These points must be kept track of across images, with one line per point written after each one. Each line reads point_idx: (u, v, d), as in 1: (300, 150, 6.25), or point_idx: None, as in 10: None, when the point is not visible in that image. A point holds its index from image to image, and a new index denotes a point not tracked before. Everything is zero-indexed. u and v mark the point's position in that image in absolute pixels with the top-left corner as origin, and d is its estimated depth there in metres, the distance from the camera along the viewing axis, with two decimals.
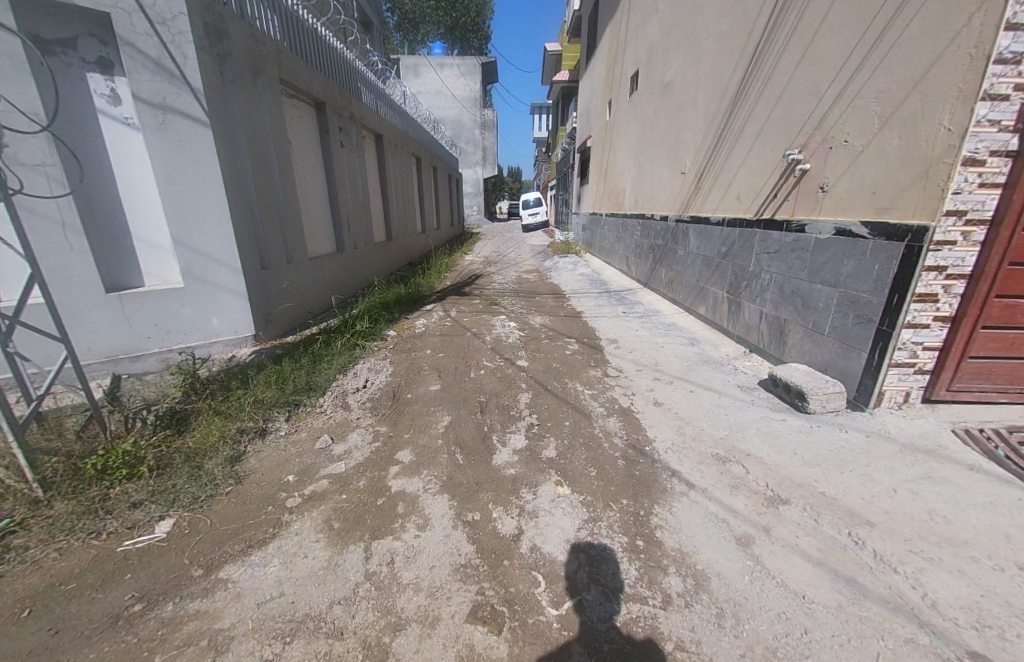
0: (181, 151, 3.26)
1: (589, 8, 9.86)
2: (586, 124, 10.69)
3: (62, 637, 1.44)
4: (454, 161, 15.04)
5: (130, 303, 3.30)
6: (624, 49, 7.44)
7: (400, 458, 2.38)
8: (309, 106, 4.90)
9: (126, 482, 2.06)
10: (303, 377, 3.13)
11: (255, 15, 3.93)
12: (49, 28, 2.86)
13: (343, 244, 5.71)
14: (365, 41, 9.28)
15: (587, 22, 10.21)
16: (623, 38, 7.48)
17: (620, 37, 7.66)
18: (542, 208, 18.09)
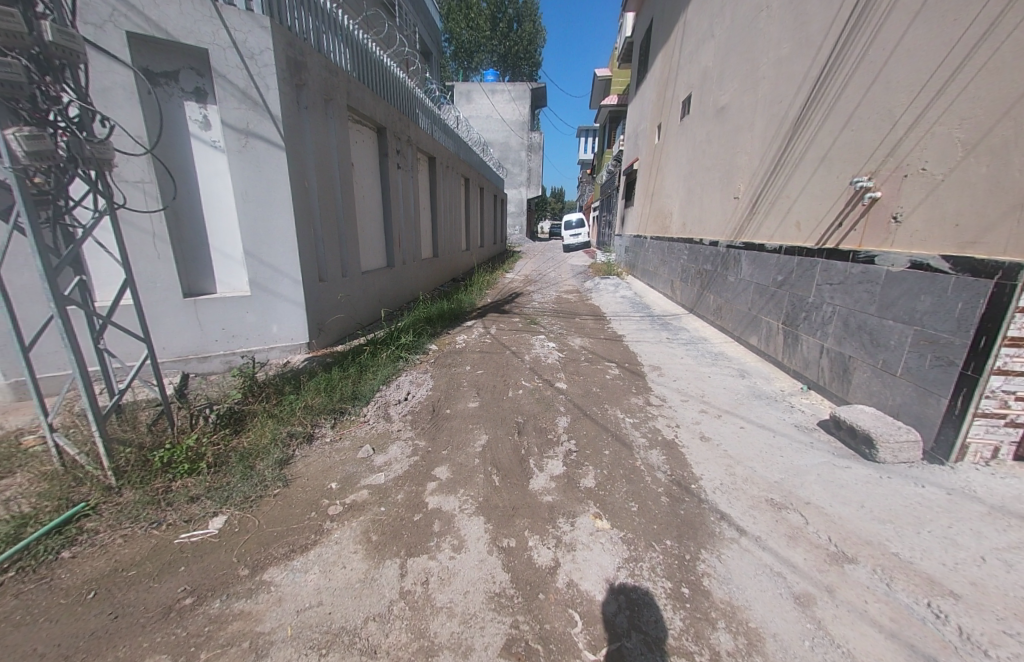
0: (258, 172, 3.57)
1: (641, 35, 9.97)
2: (632, 146, 10.69)
3: (120, 623, 1.53)
4: (500, 183, 15.47)
5: (203, 309, 3.59)
6: (676, 74, 7.44)
7: (437, 474, 2.39)
8: (371, 130, 5.24)
9: (187, 477, 2.21)
10: (349, 386, 3.26)
11: (331, 49, 4.30)
12: (157, 62, 3.21)
13: (394, 259, 5.98)
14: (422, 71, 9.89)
15: (638, 48, 10.33)
16: (675, 62, 7.47)
17: (672, 61, 7.67)
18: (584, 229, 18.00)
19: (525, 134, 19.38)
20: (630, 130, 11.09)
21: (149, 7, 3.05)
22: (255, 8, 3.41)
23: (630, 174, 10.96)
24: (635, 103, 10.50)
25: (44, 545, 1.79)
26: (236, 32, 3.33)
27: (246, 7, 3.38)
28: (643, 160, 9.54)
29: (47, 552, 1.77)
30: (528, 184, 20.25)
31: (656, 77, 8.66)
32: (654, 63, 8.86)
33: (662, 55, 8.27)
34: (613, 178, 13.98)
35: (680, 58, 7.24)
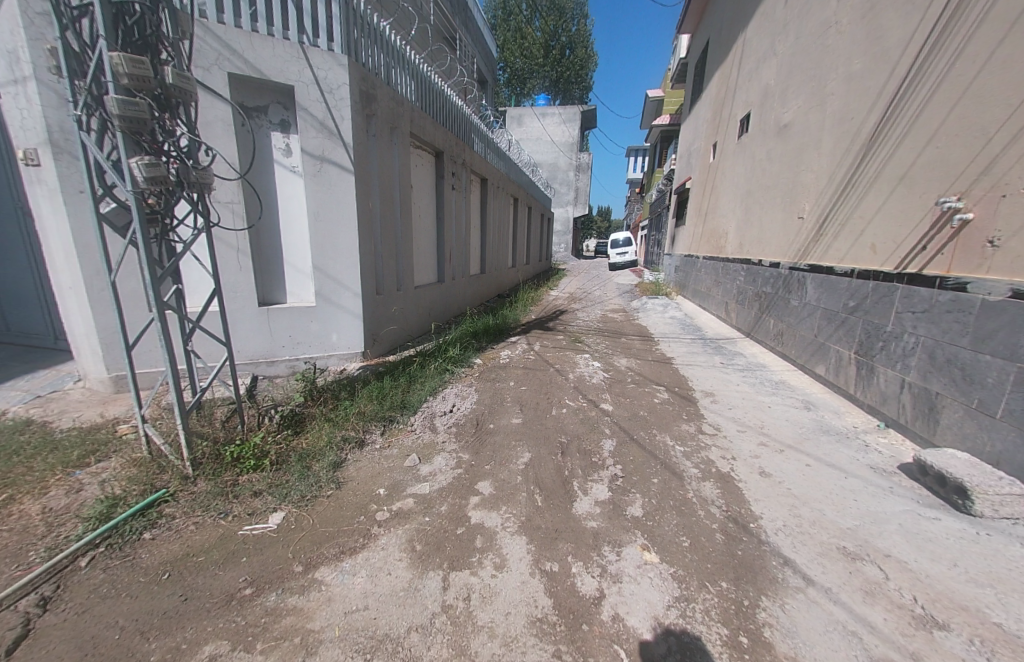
0: (329, 194, 3.88)
1: (696, 55, 9.86)
2: (685, 165, 10.47)
3: (189, 605, 1.64)
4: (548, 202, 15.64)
5: (274, 317, 3.89)
6: (734, 93, 7.25)
7: (480, 489, 2.40)
8: (430, 154, 5.53)
9: (252, 472, 2.38)
10: (399, 395, 3.38)
11: (398, 81, 4.63)
12: (252, 98, 3.58)
13: (445, 275, 6.19)
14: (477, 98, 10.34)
15: (693, 68, 10.20)
16: (733, 81, 7.29)
17: (729, 80, 7.49)
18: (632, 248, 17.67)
19: (575, 154, 19.57)
20: (682, 149, 10.89)
21: (248, 51, 3.42)
22: (335, 48, 3.75)
23: (682, 193, 10.71)
24: (689, 122, 10.33)
25: (130, 525, 1.97)
26: (318, 70, 3.68)
27: (327, 47, 3.72)
28: (696, 179, 9.31)
29: (132, 532, 1.95)
30: (575, 203, 20.37)
31: (711, 96, 8.50)
32: (710, 82, 8.71)
33: (718, 74, 8.11)
34: (664, 197, 13.71)
35: (738, 77, 7.05)
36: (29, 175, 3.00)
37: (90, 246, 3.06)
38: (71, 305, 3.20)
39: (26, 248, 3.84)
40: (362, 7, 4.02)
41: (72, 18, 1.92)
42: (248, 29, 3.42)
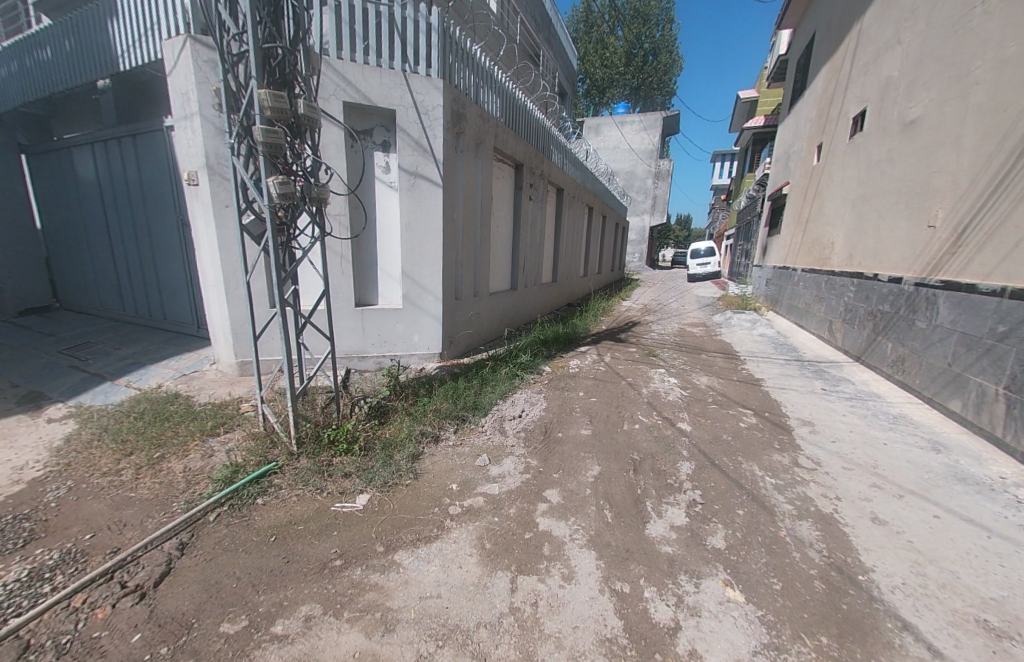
0: (420, 206, 4.18)
1: (798, 51, 9.05)
2: (781, 169, 9.61)
3: (290, 567, 1.84)
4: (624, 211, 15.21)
5: (367, 316, 4.25)
6: (844, 89, 6.51)
7: (548, 496, 2.39)
8: (511, 166, 5.71)
9: (344, 455, 2.62)
10: (472, 396, 3.51)
11: (485, 99, 4.86)
12: (361, 122, 3.97)
13: (518, 282, 6.31)
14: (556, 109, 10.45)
15: (793, 66, 9.38)
16: (844, 76, 6.56)
17: (838, 76, 6.76)
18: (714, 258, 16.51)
19: (653, 161, 18.83)
20: (778, 153, 10.01)
21: (360, 82, 3.80)
22: (433, 73, 4.05)
23: (776, 200, 9.83)
24: (787, 124, 9.49)
25: (247, 490, 2.27)
26: (416, 94, 4.00)
27: (426, 73, 4.03)
28: (794, 185, 8.47)
29: (248, 496, 2.24)
30: (653, 212, 19.55)
31: (816, 94, 7.73)
32: (814, 79, 7.93)
33: (825, 70, 7.36)
34: (755, 204, 12.66)
35: (851, 72, 6.33)
36: (191, 193, 3.64)
37: (231, 251, 3.62)
38: (213, 300, 3.81)
39: (182, 253, 4.64)
40: (457, 33, 4.29)
41: (232, 63, 2.33)
42: (360, 61, 3.80)
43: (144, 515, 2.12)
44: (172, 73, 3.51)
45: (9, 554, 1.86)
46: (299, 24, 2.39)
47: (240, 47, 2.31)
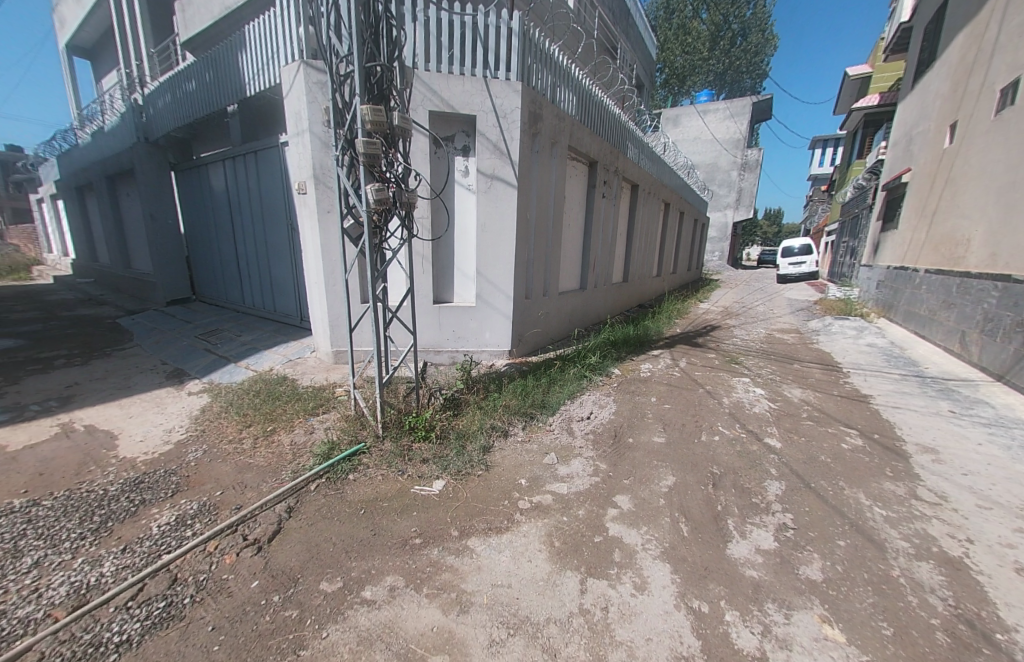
0: (495, 207, 4.30)
1: (925, 17, 7.81)
2: (899, 155, 8.37)
3: (376, 539, 2.02)
4: (704, 207, 14.22)
5: (443, 313, 4.47)
6: (989, 57, 5.49)
7: (618, 502, 2.34)
8: (584, 164, 5.63)
9: (422, 441, 2.80)
10: (540, 394, 3.54)
11: (561, 98, 4.85)
12: (443, 129, 4.17)
13: (588, 282, 6.20)
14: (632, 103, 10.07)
15: (917, 34, 8.12)
16: (989, 41, 5.53)
17: (981, 42, 5.71)
18: (810, 256, 14.72)
19: (740, 151, 17.35)
20: (896, 136, 8.72)
21: (444, 91, 4.00)
22: (511, 76, 4.12)
23: (891, 190, 8.58)
24: (908, 102, 8.24)
25: (341, 466, 2.53)
26: (496, 98, 4.10)
27: (505, 77, 4.12)
28: (917, 172, 7.32)
29: (341, 472, 2.49)
30: (737, 206, 17.99)
31: (948, 65, 6.61)
32: (946, 48, 6.79)
33: (962, 36, 6.27)
34: (864, 195, 11.14)
35: (999, 36, 5.32)
36: (299, 201, 4.10)
37: (332, 252, 4.03)
38: (314, 295, 4.26)
39: (289, 253, 5.25)
40: (537, 35, 4.33)
41: (340, 84, 2.59)
42: (445, 71, 3.99)
43: (260, 480, 2.44)
44: (288, 96, 3.98)
45: (163, 501, 2.25)
46: (396, 43, 2.59)
47: (347, 69, 2.57)
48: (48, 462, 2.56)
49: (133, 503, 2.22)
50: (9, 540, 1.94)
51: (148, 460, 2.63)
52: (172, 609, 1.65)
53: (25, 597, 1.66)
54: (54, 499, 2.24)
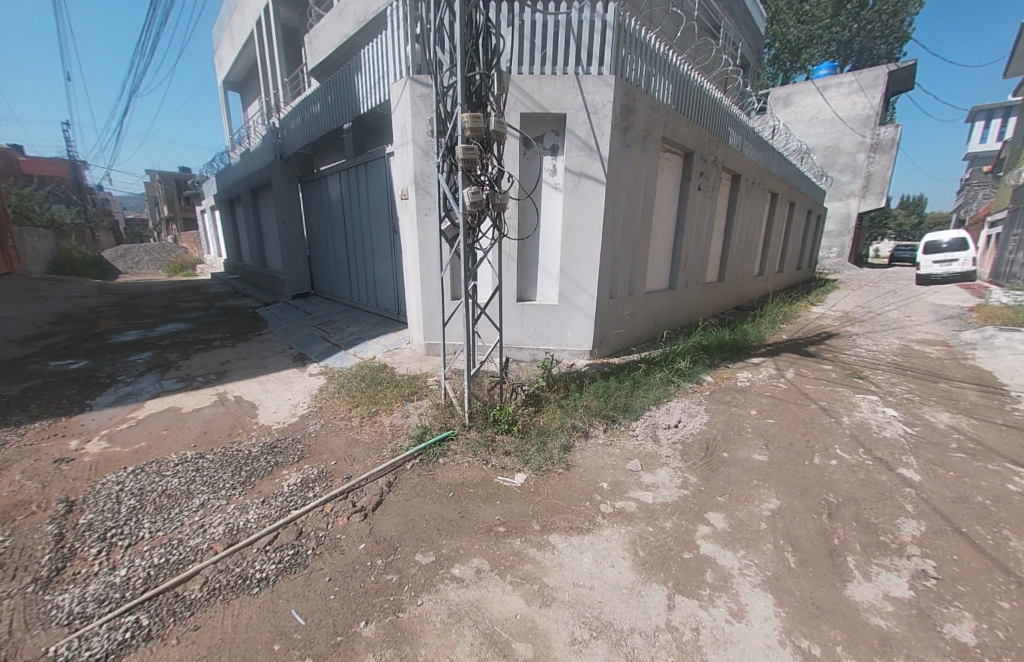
0: (583, 206, 4.24)
1: None
2: None
3: (463, 522, 2.13)
4: (822, 197, 12.46)
5: (526, 311, 4.53)
6: None
7: (711, 519, 2.17)
8: (678, 156, 5.29)
9: (505, 433, 2.88)
10: (623, 397, 3.41)
11: (656, 87, 4.61)
12: (534, 129, 4.21)
13: (678, 281, 5.83)
14: (734, 86, 9.18)
15: None
16: None
17: None
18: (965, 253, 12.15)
19: (870, 130, 14.90)
20: None
21: (536, 92, 4.04)
22: (604, 71, 4.03)
23: None
24: None
25: (433, 450, 2.71)
26: (588, 94, 4.03)
27: (598, 71, 4.03)
28: None
29: (432, 455, 2.67)
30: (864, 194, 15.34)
31: None
32: None
33: None
34: None
35: None
36: (402, 205, 4.47)
37: (427, 251, 4.31)
38: (411, 291, 4.61)
39: (390, 252, 5.74)
40: (631, 24, 4.16)
41: (443, 95, 2.77)
42: (537, 73, 4.02)
43: (365, 454, 2.73)
44: (395, 110, 4.35)
45: (291, 465, 2.62)
46: (495, 50, 2.69)
47: (450, 80, 2.73)
48: (208, 424, 3.14)
49: (268, 464, 2.62)
50: (183, 483, 2.42)
51: (279, 429, 3.08)
52: (298, 557, 1.92)
53: (195, 530, 2.05)
54: (214, 453, 2.73)
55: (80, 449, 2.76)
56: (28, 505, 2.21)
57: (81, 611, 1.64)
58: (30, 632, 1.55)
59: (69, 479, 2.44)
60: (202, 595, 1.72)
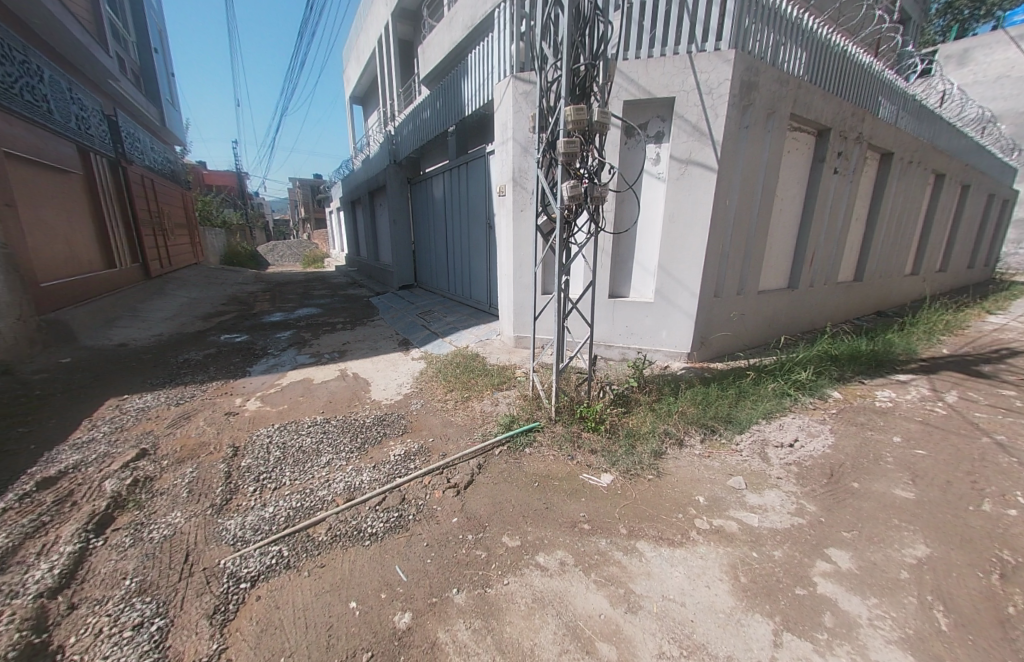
0: (689, 196, 3.93)
1: None
2: None
3: (549, 513, 2.15)
4: (1011, 176, 9.83)
5: (618, 307, 4.37)
6: None
7: (833, 556, 1.89)
8: (811, 134, 4.61)
9: (591, 432, 2.83)
10: (726, 406, 3.11)
11: (786, 58, 4.06)
12: (637, 117, 3.99)
13: (801, 280, 5.11)
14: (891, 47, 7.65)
15: None
16: None
17: None
18: None
19: None
20: None
21: (642, 77, 3.83)
22: (722, 46, 3.66)
23: None
24: None
25: (520, 438, 2.78)
26: (701, 74, 3.71)
27: (715, 47, 3.68)
28: None
29: (519, 444, 2.74)
30: None
31: None
32: None
33: None
34: None
35: None
36: (500, 202, 4.61)
37: (522, 245, 4.39)
38: (504, 284, 4.74)
39: (486, 246, 5.96)
40: None
41: (547, 90, 2.78)
42: (645, 56, 3.81)
43: (459, 436, 2.90)
44: (498, 108, 4.48)
45: (396, 437, 2.91)
46: (602, 38, 2.62)
47: (554, 74, 2.73)
48: (332, 395, 3.61)
49: (378, 434, 2.94)
50: (314, 442, 2.83)
51: (386, 404, 3.42)
52: (402, 519, 2.13)
53: (322, 483, 2.39)
54: (337, 420, 3.15)
55: (242, 405, 3.40)
56: (208, 446, 2.79)
57: (242, 535, 2.02)
58: (209, 545, 1.97)
59: (235, 429, 3.03)
60: (326, 539, 2.00)
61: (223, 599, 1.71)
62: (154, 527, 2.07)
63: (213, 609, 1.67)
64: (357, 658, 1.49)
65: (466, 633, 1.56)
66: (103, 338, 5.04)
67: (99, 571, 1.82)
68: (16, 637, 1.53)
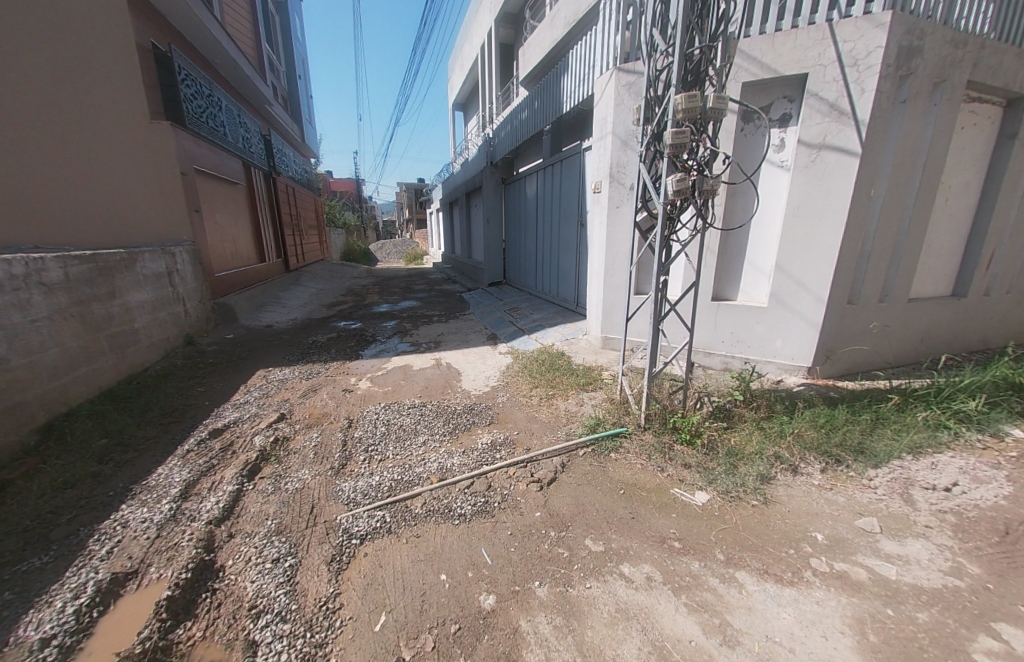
0: (821, 186, 3.42)
1: None
2: None
3: (635, 524, 2.06)
4: None
5: (723, 311, 3.99)
6: None
7: (1003, 633, 1.52)
8: (996, 106, 3.70)
9: (686, 445, 2.62)
10: (855, 434, 2.66)
11: (964, 13, 3.31)
12: (759, 100, 3.57)
13: (972, 287, 4.13)
14: None
15: None
16: None
17: None
18: None
19: None
20: None
21: (766, 54, 3.41)
22: (875, 8, 3.12)
23: None
24: None
25: (605, 443, 2.70)
26: (844, 43, 3.19)
27: (863, 10, 3.15)
28: None
29: (604, 448, 2.66)
30: None
31: None
32: None
33: None
34: None
35: None
36: (596, 199, 4.51)
37: (617, 242, 4.24)
38: (595, 283, 4.63)
39: (577, 244, 5.87)
40: None
41: (655, 79, 2.64)
42: (772, 31, 3.38)
43: (543, 432, 2.92)
44: (599, 103, 4.36)
45: (483, 426, 3.04)
46: (724, 16, 2.39)
47: (665, 61, 2.57)
48: (428, 382, 3.89)
49: (468, 422, 3.10)
50: (412, 422, 3.09)
51: (476, 395, 3.58)
52: (488, 505, 2.21)
53: (418, 461, 2.60)
54: (432, 405, 3.39)
55: (355, 384, 3.84)
56: (329, 417, 3.20)
57: (354, 497, 2.28)
58: (330, 501, 2.26)
59: (350, 404, 3.44)
60: (422, 512, 2.17)
61: (338, 550, 1.95)
62: (289, 479, 2.45)
63: (331, 557, 1.92)
64: (445, 628, 1.59)
65: (547, 627, 1.58)
66: (255, 320, 6.09)
67: (250, 510, 2.21)
68: (194, 552, 1.94)
